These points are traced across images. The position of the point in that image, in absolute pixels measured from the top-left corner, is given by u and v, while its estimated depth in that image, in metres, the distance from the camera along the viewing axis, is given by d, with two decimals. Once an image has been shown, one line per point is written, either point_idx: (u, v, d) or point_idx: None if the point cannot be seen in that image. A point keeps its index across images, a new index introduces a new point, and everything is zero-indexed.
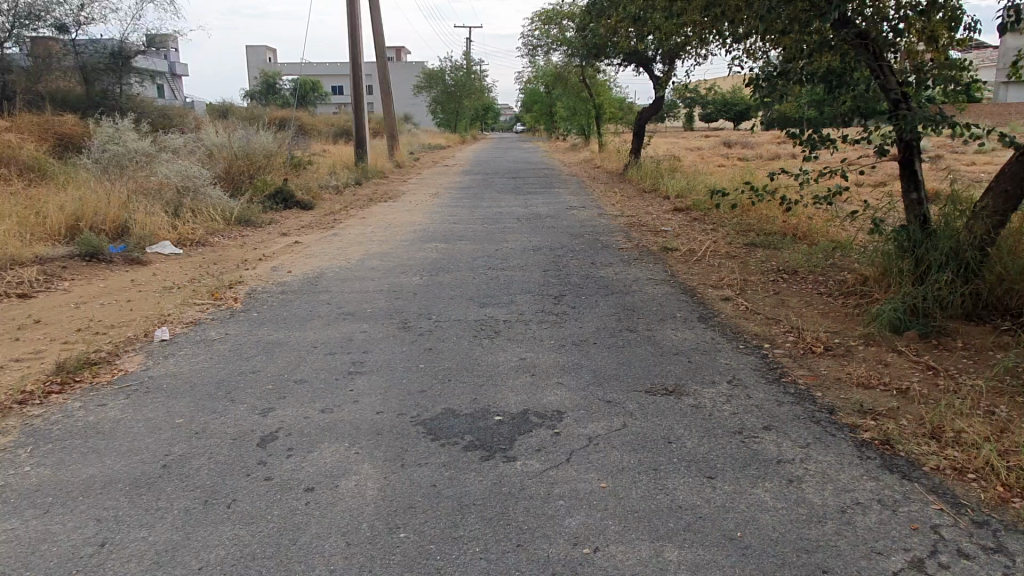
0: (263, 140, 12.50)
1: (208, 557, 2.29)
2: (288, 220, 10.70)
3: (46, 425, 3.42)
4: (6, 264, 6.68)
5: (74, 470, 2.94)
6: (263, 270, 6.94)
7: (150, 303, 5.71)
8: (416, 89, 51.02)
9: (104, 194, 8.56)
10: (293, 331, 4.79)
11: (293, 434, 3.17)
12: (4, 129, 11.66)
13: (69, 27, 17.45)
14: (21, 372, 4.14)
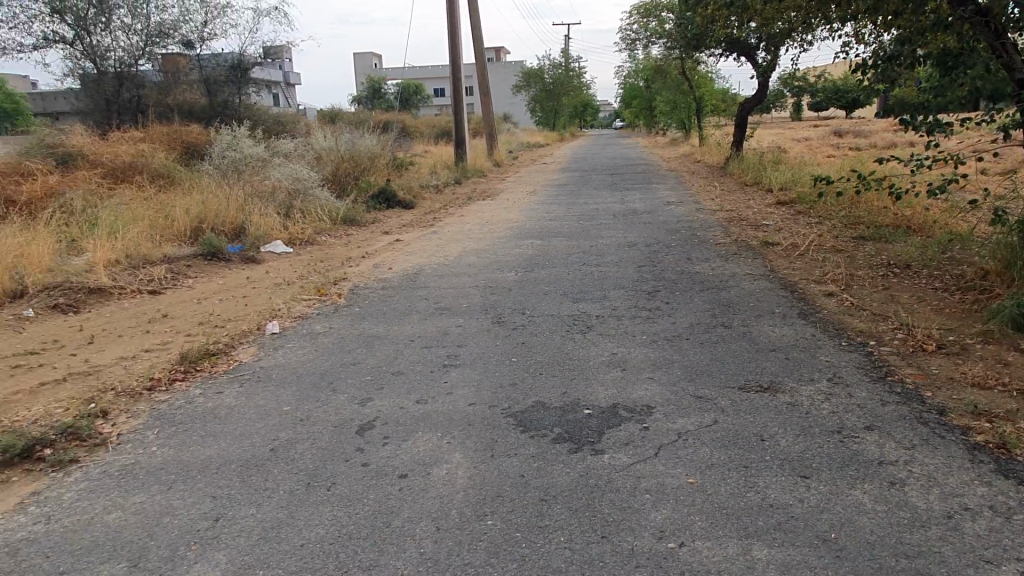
0: (368, 143, 13.01)
1: (309, 536, 2.44)
2: (390, 219, 11.07)
3: (171, 410, 3.74)
4: (139, 263, 7.29)
5: (193, 451, 3.19)
6: (365, 267, 7.24)
7: (263, 298, 6.09)
8: (515, 89, 51.50)
9: (223, 198, 9.16)
10: (391, 326, 4.98)
11: (389, 423, 3.32)
12: (138, 140, 12.70)
13: (194, 43, 18.79)
14: (151, 362, 4.53)
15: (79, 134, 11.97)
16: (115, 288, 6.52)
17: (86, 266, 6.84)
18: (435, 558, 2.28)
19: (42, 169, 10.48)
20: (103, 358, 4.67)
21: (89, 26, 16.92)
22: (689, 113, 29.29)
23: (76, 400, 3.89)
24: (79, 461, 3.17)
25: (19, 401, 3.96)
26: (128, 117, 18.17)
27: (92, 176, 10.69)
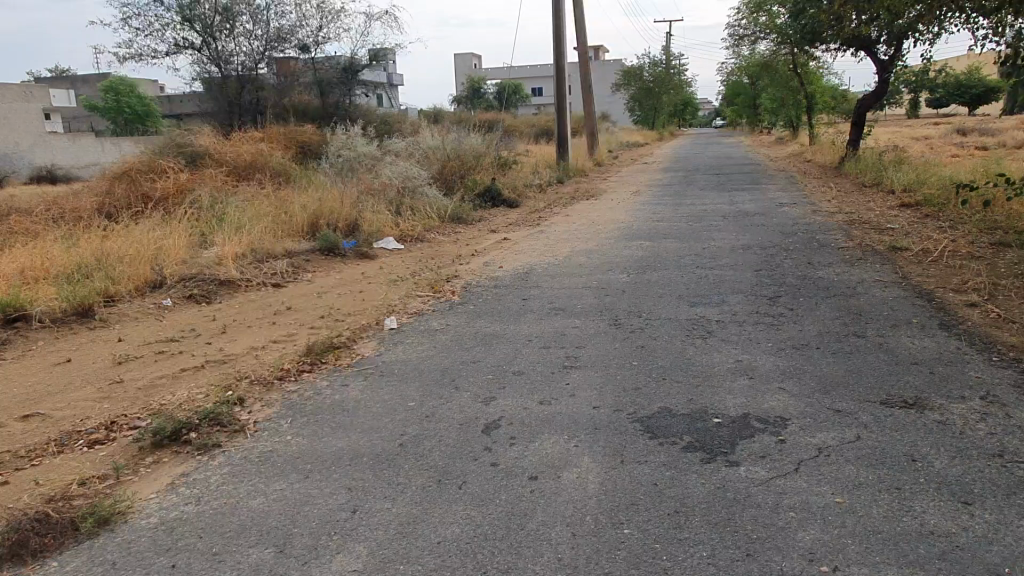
0: (474, 142, 13.17)
1: (445, 533, 2.45)
2: (496, 217, 11.16)
3: (302, 399, 3.88)
4: (263, 257, 7.65)
5: (326, 441, 3.29)
6: (476, 264, 7.32)
7: (380, 293, 6.25)
8: (614, 88, 50.99)
9: (338, 196, 9.51)
10: (508, 324, 5.00)
11: (515, 423, 3.32)
12: (258, 140, 13.37)
13: (310, 47, 19.61)
14: (281, 352, 4.72)
15: (207, 135, 12.71)
16: (242, 281, 6.87)
17: (216, 260, 7.24)
18: (574, 564, 2.25)
19: (174, 167, 11.21)
20: (236, 347, 4.93)
21: (216, 32, 18.12)
22: (798, 111, 28.10)
23: (215, 386, 4.11)
24: (221, 446, 3.34)
25: (164, 385, 4.23)
26: (248, 118, 19.22)
27: (218, 174, 11.33)
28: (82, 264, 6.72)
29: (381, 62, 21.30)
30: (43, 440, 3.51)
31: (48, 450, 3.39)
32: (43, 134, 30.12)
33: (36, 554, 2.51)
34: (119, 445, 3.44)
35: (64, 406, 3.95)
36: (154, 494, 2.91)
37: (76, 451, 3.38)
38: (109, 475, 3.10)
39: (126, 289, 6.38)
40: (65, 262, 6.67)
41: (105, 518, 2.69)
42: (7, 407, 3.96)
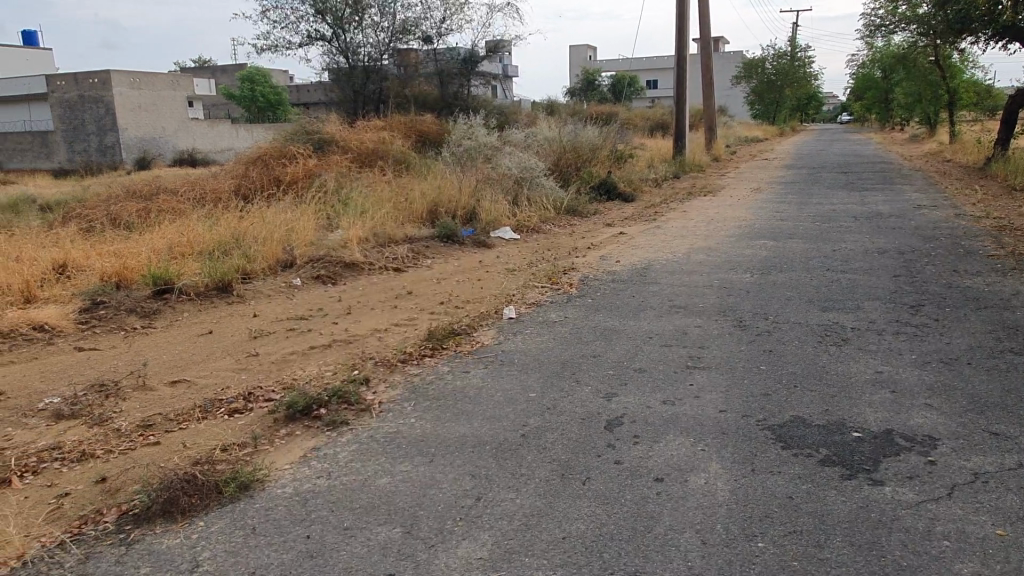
0: (591, 134, 13.06)
1: (570, 529, 2.43)
2: (611, 211, 11.03)
3: (424, 384, 3.98)
4: (385, 242, 7.91)
5: (449, 427, 3.35)
6: (593, 258, 7.25)
7: (497, 283, 6.33)
8: (734, 81, 49.19)
9: (457, 184, 9.69)
10: (626, 321, 4.92)
11: (638, 421, 3.26)
12: (381, 129, 13.84)
13: (433, 38, 20.14)
14: (403, 337, 4.88)
15: (334, 123, 13.29)
16: (366, 264, 7.13)
17: (342, 243, 7.56)
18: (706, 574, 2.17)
19: (304, 153, 11.77)
20: (361, 329, 5.14)
21: (345, 25, 19.20)
22: (937, 106, 26.16)
23: (342, 366, 4.31)
24: (349, 424, 3.48)
25: (295, 362, 4.47)
26: (371, 107, 20.34)
27: (344, 161, 11.80)
28: (222, 242, 7.18)
29: (500, 54, 21.54)
30: (189, 405, 3.76)
31: (194, 415, 3.64)
32: (187, 119, 32.52)
33: (185, 513, 2.69)
34: (256, 415, 3.64)
35: (206, 375, 4.24)
36: (289, 465, 3.05)
37: (218, 419, 3.60)
38: (248, 443, 3.28)
39: (261, 267, 6.77)
40: (207, 241, 7.14)
41: (245, 484, 2.85)
42: (157, 372, 4.28)
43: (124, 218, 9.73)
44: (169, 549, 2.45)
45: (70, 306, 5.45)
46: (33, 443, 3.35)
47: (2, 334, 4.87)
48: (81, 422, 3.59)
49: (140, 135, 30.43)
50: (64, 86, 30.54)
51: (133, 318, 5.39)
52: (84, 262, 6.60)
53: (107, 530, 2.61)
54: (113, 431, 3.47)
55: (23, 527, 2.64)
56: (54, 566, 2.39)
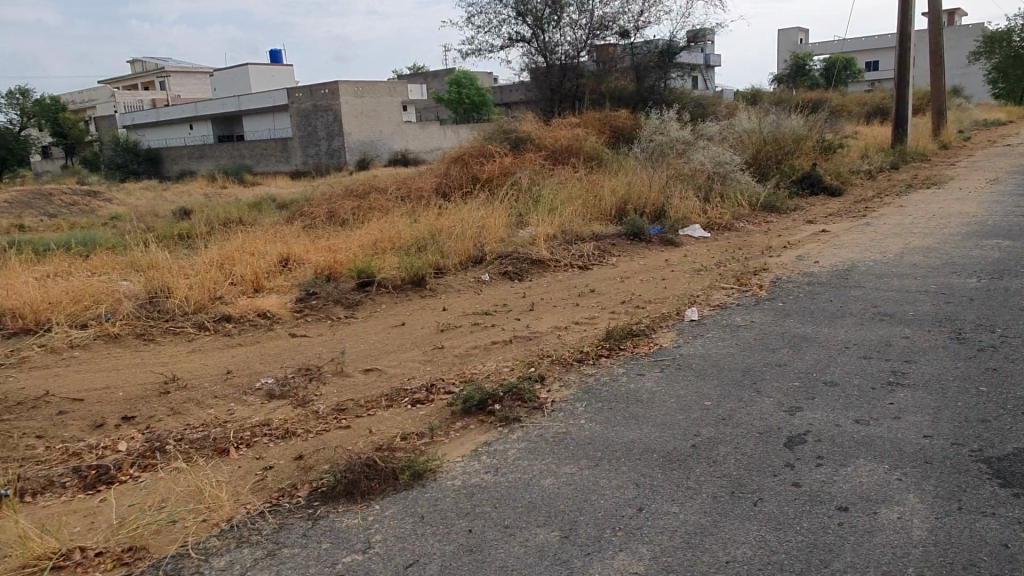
0: (795, 124, 12.22)
1: (735, 553, 2.28)
2: (814, 206, 10.25)
3: (597, 384, 3.95)
4: (571, 239, 7.97)
5: (618, 431, 3.29)
6: (789, 258, 6.78)
7: (682, 283, 6.12)
8: (973, 58, 43.49)
9: (647, 180, 9.54)
10: (820, 327, 4.54)
11: (824, 441, 2.99)
12: (575, 126, 13.98)
13: (630, 32, 20.15)
14: (580, 335, 4.89)
15: (530, 121, 13.63)
16: (551, 261, 7.23)
17: (529, 241, 7.73)
18: None
19: (500, 152, 12.21)
20: (540, 326, 5.22)
21: (545, 24, 19.96)
22: None
23: (519, 362, 4.40)
24: (521, 421, 3.55)
25: (476, 356, 4.64)
26: (568, 104, 20.69)
27: (537, 158, 12.08)
28: (419, 239, 7.65)
29: (699, 44, 20.88)
30: (378, 393, 4.04)
31: (381, 402, 3.90)
32: (401, 122, 35.09)
33: (364, 496, 2.89)
34: (436, 407, 3.82)
35: (396, 365, 4.53)
36: (461, 458, 3.18)
37: (402, 408, 3.83)
38: (425, 433, 3.45)
39: (453, 263, 7.11)
40: (407, 238, 7.62)
41: (418, 473, 3.00)
42: (354, 360, 4.64)
43: (341, 215, 10.68)
44: (347, 528, 2.65)
45: (288, 296, 6.07)
46: (247, 418, 3.76)
47: (233, 319, 5.53)
48: (287, 402, 3.97)
49: (361, 138, 33.35)
50: (301, 96, 34.30)
51: (339, 309, 5.90)
52: (303, 256, 7.32)
53: (298, 504, 2.87)
54: (312, 412, 3.81)
55: (233, 493, 2.97)
56: (254, 533, 2.67)
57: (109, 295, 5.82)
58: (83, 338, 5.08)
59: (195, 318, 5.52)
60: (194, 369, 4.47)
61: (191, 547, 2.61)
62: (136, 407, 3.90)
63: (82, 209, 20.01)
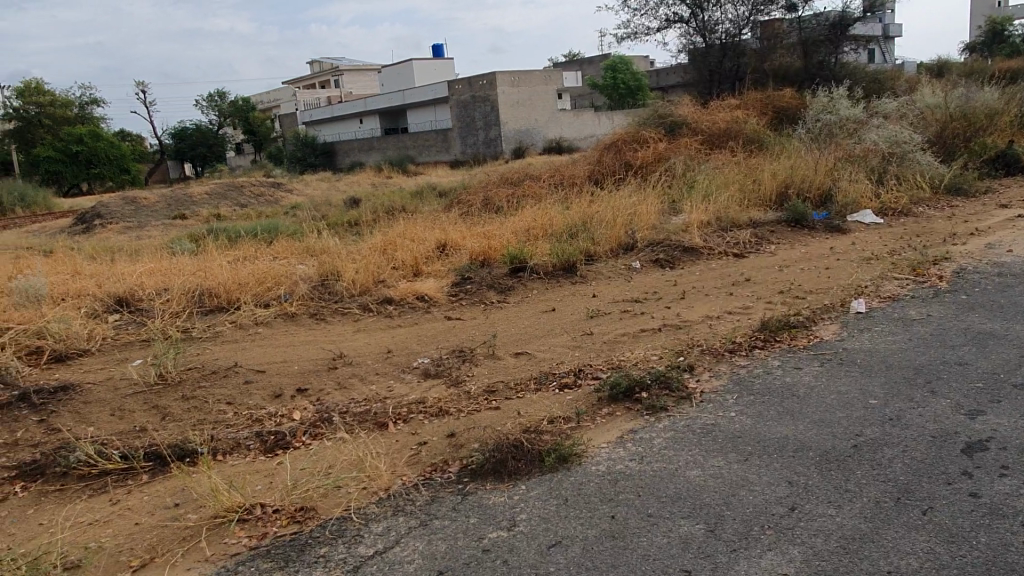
0: (989, 97, 10.98)
1: (898, 563, 2.13)
2: (1011, 189, 9.18)
3: (750, 377, 3.81)
4: (728, 226, 7.69)
5: (770, 426, 3.16)
6: (976, 246, 6.13)
7: (849, 272, 5.72)
8: None
9: (812, 163, 8.99)
10: (1011, 324, 4.08)
11: (1009, 450, 2.70)
12: (735, 108, 13.42)
13: (798, 4, 19.71)
14: (734, 325, 4.73)
15: (686, 105, 13.25)
16: (704, 249, 7.02)
17: (682, 228, 7.56)
18: None
19: (655, 137, 12.01)
20: (691, 315, 5.10)
21: (704, 3, 20.33)
22: None
23: (669, 351, 4.34)
24: (668, 410, 3.50)
25: (624, 343, 4.62)
26: (727, 85, 20.94)
27: (693, 143, 11.74)
28: (570, 225, 7.70)
29: (876, 14, 19.29)
30: (527, 377, 4.14)
31: (529, 385, 3.99)
32: (555, 110, 35.31)
33: (510, 475, 2.98)
34: (583, 392, 3.86)
35: (545, 349, 4.61)
36: (606, 444, 3.20)
37: (550, 392, 3.90)
38: (572, 418, 3.50)
39: (604, 250, 7.10)
40: (559, 224, 7.71)
41: (564, 456, 3.06)
42: (505, 343, 4.77)
43: (495, 203, 10.98)
44: (494, 506, 2.75)
45: (445, 280, 6.34)
46: (405, 395, 3.99)
47: (394, 301, 5.86)
48: (441, 381, 4.17)
49: (517, 127, 33.92)
50: (460, 88, 35.47)
51: (492, 293, 6.08)
52: (459, 242, 7.60)
53: (450, 479, 3.01)
54: (465, 392, 3.97)
55: (391, 465, 3.18)
56: (409, 502, 2.85)
57: (288, 278, 6.38)
58: (266, 316, 5.60)
59: (360, 300, 5.92)
60: (360, 347, 4.80)
61: (353, 511, 2.82)
62: (309, 380, 4.26)
63: (269, 200, 22.00)
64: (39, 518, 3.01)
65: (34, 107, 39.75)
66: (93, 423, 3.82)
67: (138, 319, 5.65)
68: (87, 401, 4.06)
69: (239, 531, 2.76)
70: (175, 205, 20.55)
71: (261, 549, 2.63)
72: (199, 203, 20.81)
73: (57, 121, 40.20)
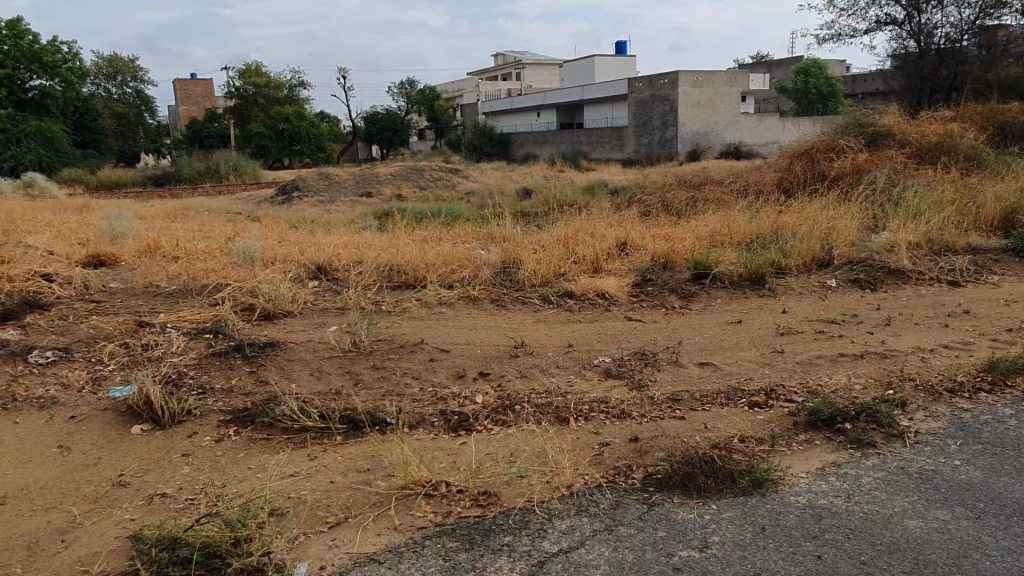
0: None
1: None
2: None
3: (976, 423, 3.37)
4: (941, 250, 6.94)
5: (1007, 484, 2.77)
6: None
7: None
8: None
9: None
10: None
11: None
12: (951, 120, 12.14)
13: None
14: (953, 362, 4.23)
15: (893, 114, 12.18)
16: (913, 272, 6.37)
17: (887, 248, 6.92)
18: None
19: (855, 147, 11.13)
20: (899, 344, 4.63)
21: (922, 5, 18.82)
22: None
23: (875, 381, 3.95)
24: (877, 447, 3.17)
25: (822, 366, 4.27)
26: (940, 94, 19.52)
27: (900, 155, 10.75)
28: (760, 234, 7.30)
29: None
30: (714, 390, 3.92)
31: (716, 399, 3.79)
32: (738, 113, 33.89)
33: (700, 491, 2.83)
34: (776, 413, 3.60)
35: (732, 362, 4.37)
36: (805, 474, 2.94)
37: (739, 408, 3.68)
38: (766, 440, 3.27)
39: (796, 263, 6.65)
40: (747, 233, 7.33)
41: (759, 481, 2.85)
42: (690, 351, 4.58)
43: (674, 205, 10.67)
44: (683, 522, 2.61)
45: (625, 280, 6.23)
46: (586, 392, 3.92)
47: (575, 296, 5.83)
48: (623, 383, 4.06)
49: (695, 129, 32.91)
50: (640, 86, 34.96)
51: (674, 297, 5.87)
52: (640, 241, 7.44)
53: (635, 486, 2.91)
54: (648, 397, 3.84)
55: (573, 463, 3.12)
56: (592, 504, 2.78)
57: (470, 262, 6.54)
58: (450, 297, 5.77)
59: (540, 290, 5.95)
60: (540, 338, 4.80)
61: (536, 504, 2.80)
62: (491, 365, 4.32)
63: (446, 185, 22.91)
64: (249, 462, 3.27)
65: (252, 87, 44.10)
66: (296, 380, 4.10)
67: (335, 288, 6.03)
68: (291, 360, 4.37)
69: (426, 506, 2.82)
70: (363, 182, 21.93)
71: (446, 527, 2.66)
72: (383, 182, 22.06)
73: (269, 100, 44.31)
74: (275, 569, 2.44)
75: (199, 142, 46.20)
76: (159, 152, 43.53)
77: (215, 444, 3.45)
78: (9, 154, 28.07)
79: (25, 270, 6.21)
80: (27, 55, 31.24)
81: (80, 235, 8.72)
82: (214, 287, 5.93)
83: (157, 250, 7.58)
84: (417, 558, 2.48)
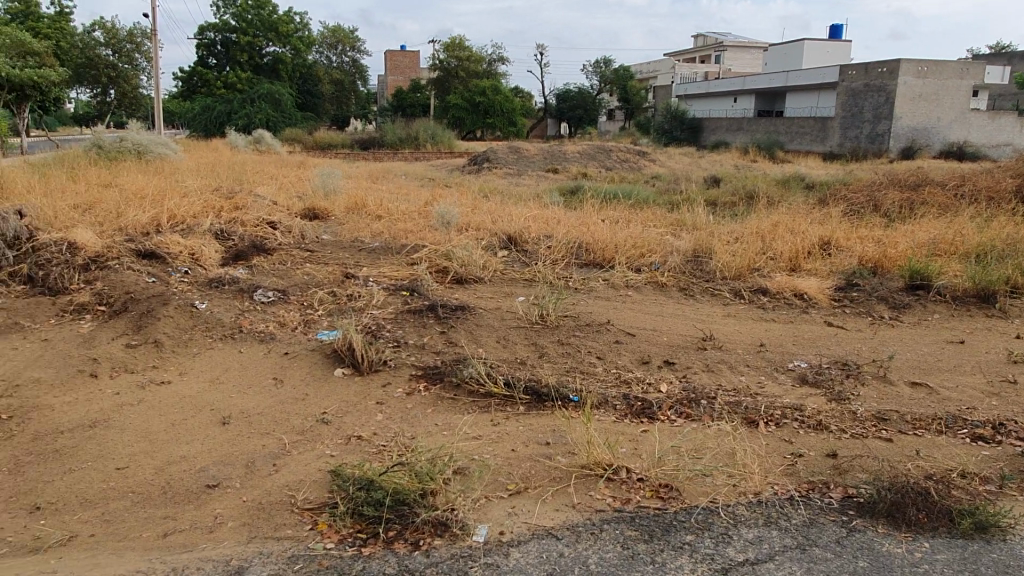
0: None
1: None
2: None
3: None
4: None
5: None
6: None
7: None
8: None
9: None
10: None
11: None
12: None
13: None
14: None
15: None
16: None
17: None
18: None
19: None
20: None
21: None
22: None
23: None
24: None
25: None
26: None
27: None
28: (991, 246, 6.45)
29: None
30: (929, 413, 3.53)
31: (931, 425, 3.40)
32: (967, 110, 30.26)
33: (909, 525, 2.55)
34: (1004, 452, 3.16)
35: (951, 387, 3.90)
36: None
37: (957, 439, 3.28)
38: (992, 481, 2.88)
39: None
40: (975, 244, 6.50)
41: (984, 525, 2.51)
42: (900, 368, 4.15)
43: (885, 205, 9.73)
44: (889, 555, 2.37)
45: (828, 282, 5.77)
46: (779, 396, 3.68)
47: (770, 293, 5.49)
48: (821, 392, 3.76)
49: (913, 124, 29.83)
50: (854, 74, 32.17)
51: (882, 306, 5.36)
52: (845, 242, 6.86)
53: (831, 505, 2.69)
54: (850, 412, 3.52)
55: (764, 470, 2.94)
56: (783, 517, 2.60)
57: (659, 247, 6.37)
58: (636, 281, 5.66)
59: (732, 284, 5.67)
60: (730, 334, 4.57)
61: (721, 506, 2.67)
62: (677, 354, 4.18)
63: (632, 166, 22.56)
64: (436, 419, 3.41)
65: (455, 60, 46.02)
66: (483, 346, 4.22)
67: (523, 260, 6.13)
68: (480, 325, 4.49)
69: (605, 489, 2.79)
70: (550, 159, 22.18)
71: (626, 514, 2.61)
72: (570, 160, 22.17)
73: (469, 74, 46.02)
74: (459, 527, 2.52)
75: (401, 111, 49.01)
76: (365, 117, 46.74)
77: (407, 397, 3.63)
78: (244, 112, 31.43)
79: (254, 216, 6.90)
80: (267, 24, 35.00)
81: (298, 189, 9.56)
82: (412, 247, 6.25)
83: (363, 208, 8.12)
84: (596, 541, 2.45)
